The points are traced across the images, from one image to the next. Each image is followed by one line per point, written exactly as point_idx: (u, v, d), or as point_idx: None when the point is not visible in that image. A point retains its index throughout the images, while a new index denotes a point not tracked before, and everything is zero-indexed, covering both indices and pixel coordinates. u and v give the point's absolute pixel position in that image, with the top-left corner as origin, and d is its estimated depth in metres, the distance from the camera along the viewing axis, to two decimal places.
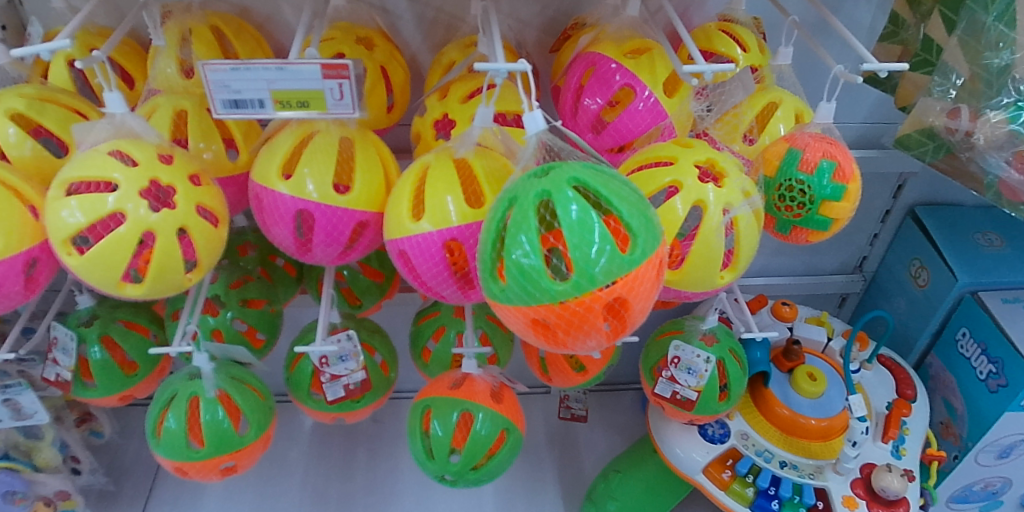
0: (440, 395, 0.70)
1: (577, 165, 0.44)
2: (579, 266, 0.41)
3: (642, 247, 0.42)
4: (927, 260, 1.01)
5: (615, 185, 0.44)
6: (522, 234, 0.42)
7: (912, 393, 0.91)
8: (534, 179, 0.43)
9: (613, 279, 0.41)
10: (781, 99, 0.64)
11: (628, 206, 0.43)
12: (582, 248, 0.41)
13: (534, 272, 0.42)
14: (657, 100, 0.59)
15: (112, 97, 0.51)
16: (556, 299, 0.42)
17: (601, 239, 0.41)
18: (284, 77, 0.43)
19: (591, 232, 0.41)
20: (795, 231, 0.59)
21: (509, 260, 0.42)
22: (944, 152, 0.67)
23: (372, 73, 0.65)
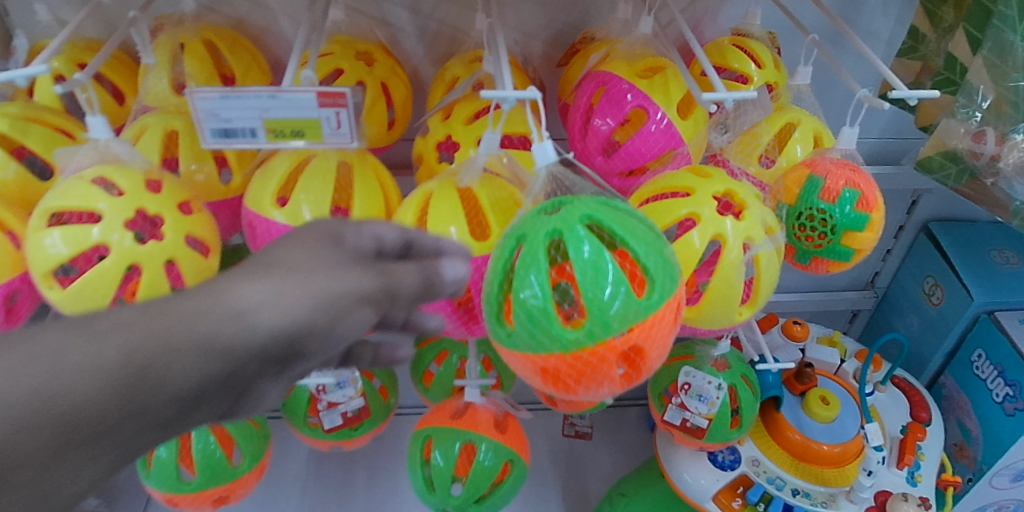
0: (442, 424, 0.67)
1: (590, 201, 0.41)
2: (593, 311, 0.38)
3: (659, 290, 0.39)
4: (941, 278, 0.98)
5: (631, 222, 0.41)
6: (532, 275, 0.39)
7: (927, 416, 0.88)
8: (544, 216, 0.41)
9: (629, 326, 0.38)
10: (800, 120, 0.60)
11: (645, 246, 0.40)
12: (596, 293, 0.38)
13: (544, 318, 0.39)
14: (670, 122, 0.56)
15: (96, 121, 0.48)
16: (568, 348, 0.39)
17: (616, 283, 0.38)
18: (277, 105, 0.40)
19: (606, 275, 0.38)
20: (818, 262, 0.56)
21: (517, 304, 0.40)
22: (968, 176, 0.65)
23: (371, 89, 0.62)
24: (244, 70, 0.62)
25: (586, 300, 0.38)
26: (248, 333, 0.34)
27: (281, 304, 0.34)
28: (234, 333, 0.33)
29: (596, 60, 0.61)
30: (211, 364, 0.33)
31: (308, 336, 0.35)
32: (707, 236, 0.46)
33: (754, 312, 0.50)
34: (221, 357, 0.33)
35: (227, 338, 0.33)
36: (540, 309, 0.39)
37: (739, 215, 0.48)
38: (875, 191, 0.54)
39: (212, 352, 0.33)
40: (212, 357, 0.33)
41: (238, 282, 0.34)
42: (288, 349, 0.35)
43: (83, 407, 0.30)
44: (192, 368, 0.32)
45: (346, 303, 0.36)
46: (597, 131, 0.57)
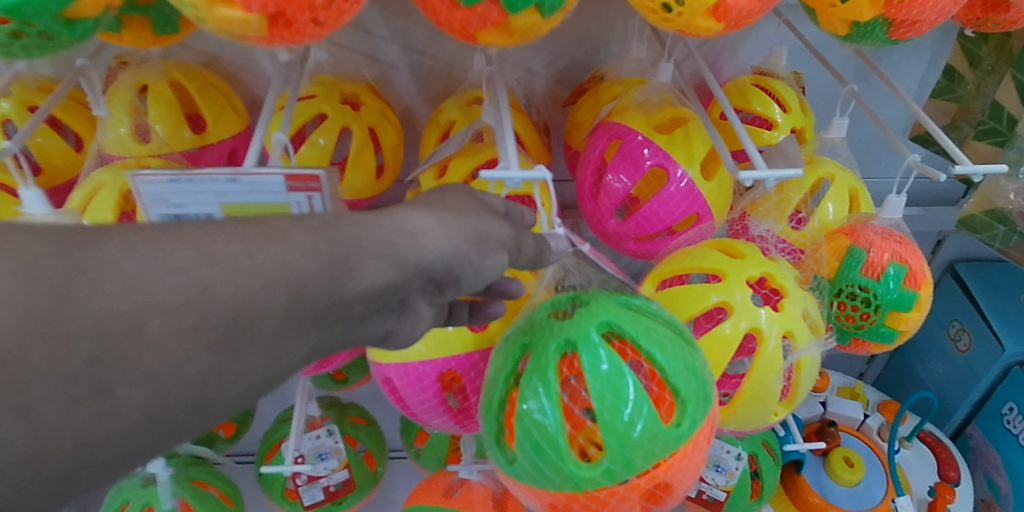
0: (433, 503, 0.59)
1: (607, 310, 0.39)
2: (612, 443, 0.35)
3: (691, 416, 0.37)
4: (968, 322, 0.91)
5: (655, 332, 0.38)
6: (540, 394, 0.37)
7: (955, 475, 0.82)
8: (557, 327, 0.38)
9: (651, 456, 0.36)
10: (834, 176, 0.52)
11: (671, 362, 0.38)
12: (615, 418, 0.35)
13: (555, 443, 0.36)
14: (693, 183, 0.49)
15: (29, 194, 0.44)
16: (580, 478, 0.36)
17: (637, 406, 0.36)
18: (236, 190, 0.35)
19: (625, 396, 0.36)
20: (858, 345, 0.52)
21: (525, 425, 0.37)
22: (1017, 239, 0.59)
23: (359, 137, 0.55)
24: (217, 115, 0.55)
25: (604, 430, 0.35)
26: (420, 253, 0.32)
27: (447, 228, 0.33)
28: (407, 243, 0.31)
29: (608, 109, 0.54)
30: (400, 267, 0.31)
31: (467, 262, 0.33)
32: (741, 329, 0.42)
33: (791, 409, 0.46)
34: (401, 265, 0.31)
35: (404, 246, 0.31)
36: (548, 438, 0.36)
37: (777, 306, 0.44)
38: (923, 267, 0.49)
39: (397, 256, 0.31)
40: (394, 262, 0.31)
41: (410, 210, 0.33)
42: (456, 270, 0.33)
43: (269, 309, 0.27)
44: (381, 267, 0.30)
45: (490, 235, 0.35)
46: (610, 192, 0.51)
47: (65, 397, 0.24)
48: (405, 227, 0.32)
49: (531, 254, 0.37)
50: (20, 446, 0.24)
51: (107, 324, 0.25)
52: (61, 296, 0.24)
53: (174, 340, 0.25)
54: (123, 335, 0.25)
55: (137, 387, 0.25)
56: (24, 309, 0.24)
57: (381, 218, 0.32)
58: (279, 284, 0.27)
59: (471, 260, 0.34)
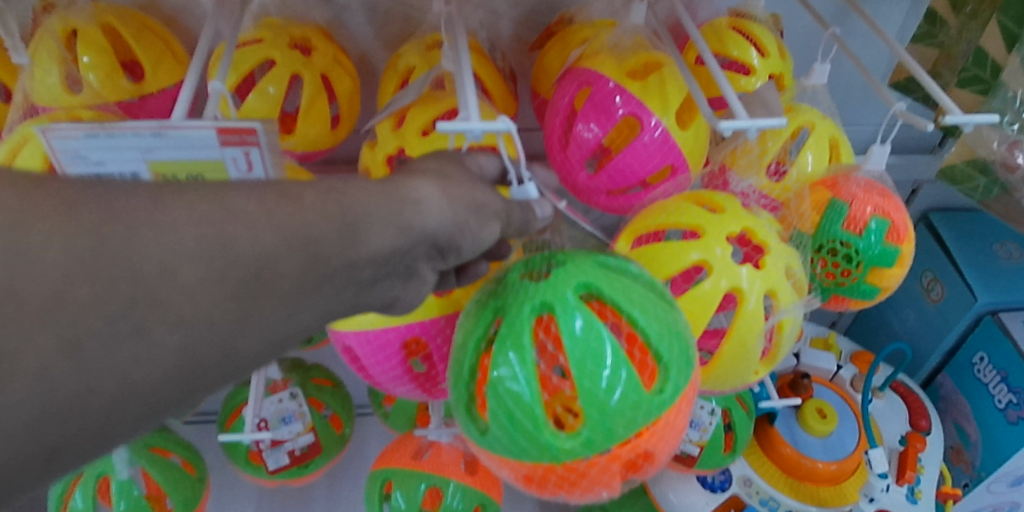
0: (403, 466, 0.58)
1: (588, 270, 0.37)
2: (593, 413, 0.34)
3: (674, 382, 0.36)
4: (941, 273, 0.91)
5: (636, 293, 0.37)
6: (517, 362, 0.35)
7: (926, 425, 0.82)
8: (531, 290, 0.36)
9: (632, 430, 0.34)
10: (814, 124, 0.48)
11: (653, 322, 0.36)
12: (596, 391, 0.34)
13: (529, 418, 0.34)
14: (667, 133, 0.46)
15: None
16: (557, 456, 0.34)
17: (621, 377, 0.34)
18: (165, 146, 0.32)
19: (608, 367, 0.34)
20: (840, 300, 0.50)
21: (497, 399, 0.35)
22: (998, 189, 0.58)
23: (311, 85, 0.51)
24: (154, 63, 0.50)
25: (584, 398, 0.34)
26: (426, 219, 0.32)
27: (446, 195, 0.33)
28: (411, 209, 0.32)
29: (575, 56, 0.50)
30: (405, 235, 0.31)
31: (466, 230, 0.34)
32: (722, 287, 0.40)
33: (770, 369, 0.45)
34: (406, 232, 0.31)
35: (408, 213, 0.31)
36: (526, 409, 0.34)
37: (758, 264, 0.42)
38: (907, 220, 0.47)
39: (402, 222, 0.31)
40: (399, 229, 0.31)
41: (411, 177, 0.33)
42: (455, 237, 0.34)
43: (288, 267, 0.28)
44: (388, 232, 0.31)
45: (484, 199, 0.35)
46: (580, 141, 0.48)
47: (108, 334, 0.25)
48: (407, 193, 0.32)
49: (519, 219, 0.37)
50: (68, 378, 0.25)
51: (143, 270, 0.25)
52: (64, 239, 0.25)
53: (203, 289, 0.26)
54: (158, 280, 0.26)
55: (172, 331, 0.26)
56: (64, 246, 0.24)
57: (383, 186, 0.32)
58: (295, 242, 0.28)
59: (469, 225, 0.34)
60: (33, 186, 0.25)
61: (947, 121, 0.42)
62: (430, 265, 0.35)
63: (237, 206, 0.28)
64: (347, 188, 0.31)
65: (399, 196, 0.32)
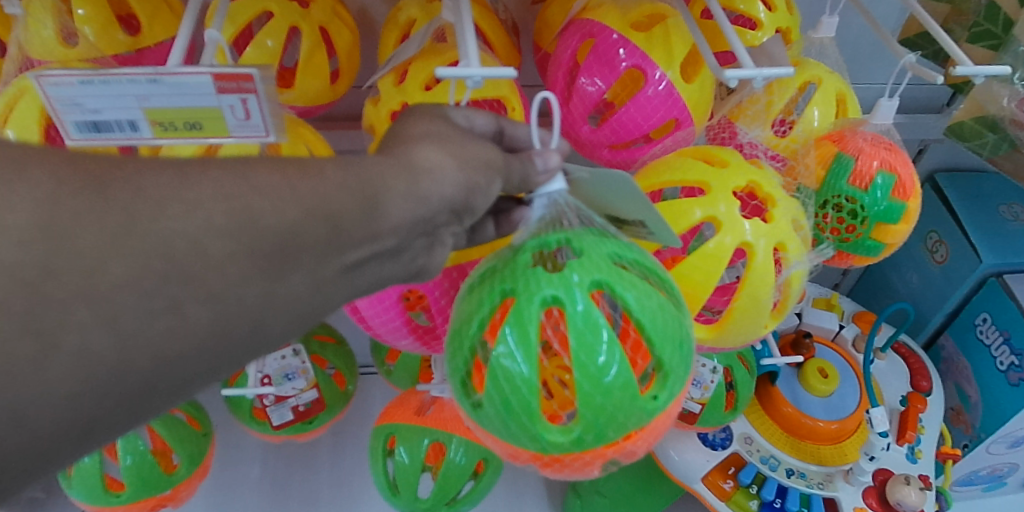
0: (405, 422, 0.58)
1: (601, 262, 0.35)
2: (589, 415, 0.33)
3: (670, 389, 0.35)
4: (946, 234, 0.90)
5: (648, 292, 0.35)
6: (518, 353, 0.34)
7: (927, 385, 0.82)
8: (541, 277, 0.34)
9: (623, 435, 0.34)
10: (821, 78, 0.48)
11: (656, 325, 0.35)
12: (594, 397, 0.33)
13: (523, 409, 0.34)
14: (671, 85, 0.46)
15: None
16: (545, 447, 0.34)
17: (622, 386, 0.33)
18: (160, 93, 0.32)
19: (610, 377, 0.33)
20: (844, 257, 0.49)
21: (493, 384, 0.34)
22: (1009, 145, 0.57)
23: (309, 37, 0.51)
24: (150, 15, 0.49)
25: (582, 400, 0.33)
26: (441, 185, 0.30)
27: (451, 162, 0.30)
28: (424, 180, 0.29)
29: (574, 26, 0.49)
30: (423, 209, 0.29)
31: (477, 193, 0.32)
32: (728, 244, 0.40)
33: (779, 321, 0.45)
34: (425, 203, 0.29)
35: (420, 184, 0.29)
36: (523, 401, 0.33)
37: (766, 217, 0.41)
38: (913, 177, 0.46)
39: (418, 192, 0.29)
40: (417, 198, 0.29)
41: (408, 147, 0.30)
42: (468, 202, 0.31)
43: (314, 238, 0.26)
44: (404, 201, 0.29)
45: (488, 161, 0.32)
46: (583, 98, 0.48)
47: (142, 311, 0.24)
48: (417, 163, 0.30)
49: (520, 177, 0.35)
50: (107, 361, 0.24)
51: (165, 250, 0.24)
52: (87, 219, 0.23)
53: (233, 263, 0.25)
54: (186, 258, 0.24)
55: (203, 306, 0.25)
56: (82, 228, 0.23)
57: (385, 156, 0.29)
58: (320, 215, 0.26)
59: (477, 187, 0.32)
60: (48, 155, 0.23)
61: (957, 73, 0.42)
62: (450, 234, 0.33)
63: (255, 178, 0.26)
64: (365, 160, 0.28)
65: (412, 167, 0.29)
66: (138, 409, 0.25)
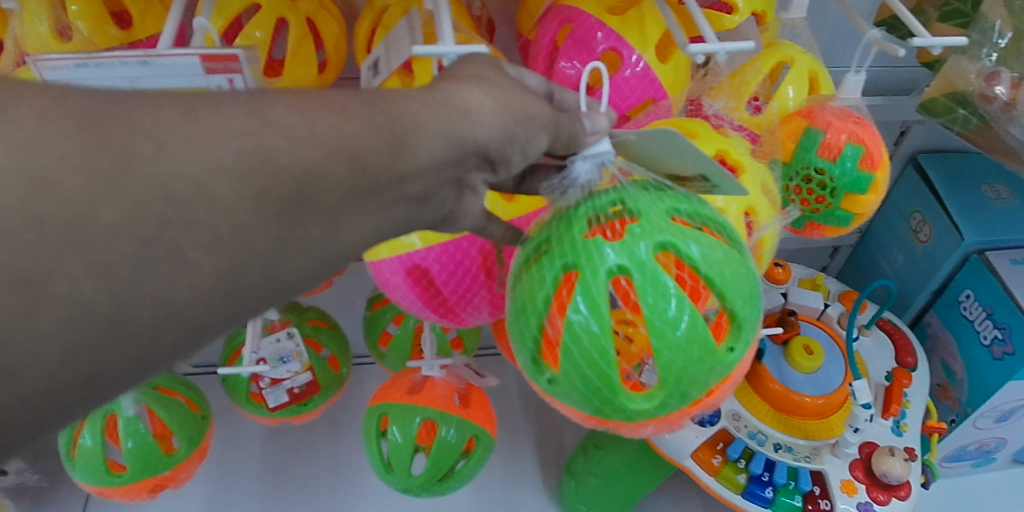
0: (398, 401, 0.60)
1: (662, 225, 0.36)
2: (671, 379, 0.36)
3: (746, 339, 0.37)
4: (928, 213, 0.92)
5: (712, 248, 0.37)
6: (594, 325, 0.35)
7: (912, 361, 0.84)
8: (605, 249, 0.36)
9: (704, 391, 0.36)
10: (794, 59, 0.50)
11: (727, 279, 0.36)
12: (674, 360, 0.35)
13: (605, 382, 0.36)
14: (647, 66, 0.47)
15: None
16: (630, 414, 0.37)
17: (699, 345, 0.35)
18: (153, 74, 0.35)
19: (688, 338, 0.35)
20: (815, 228, 0.51)
21: (571, 361, 0.36)
22: (977, 121, 0.59)
23: (297, 27, 0.52)
24: (142, 10, 0.50)
25: (662, 364, 0.35)
26: (475, 128, 0.32)
27: (495, 106, 0.32)
28: (463, 123, 0.31)
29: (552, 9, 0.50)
30: (456, 149, 0.31)
31: (514, 141, 0.33)
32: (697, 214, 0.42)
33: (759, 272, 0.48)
34: (458, 143, 0.31)
35: (459, 126, 0.31)
36: (603, 375, 0.35)
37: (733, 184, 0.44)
38: (880, 147, 0.47)
39: (457, 133, 0.31)
40: (448, 139, 0.31)
41: (456, 85, 0.32)
42: (505, 151, 0.33)
43: (333, 179, 0.28)
44: (436, 140, 0.31)
45: (536, 114, 0.34)
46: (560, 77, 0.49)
47: (142, 258, 0.25)
48: (460, 103, 0.31)
49: (568, 135, 0.37)
50: (110, 311, 0.24)
51: (175, 192, 0.25)
52: (105, 161, 0.24)
53: (239, 206, 0.26)
54: (192, 201, 0.25)
55: (206, 252, 0.26)
56: (90, 170, 0.24)
57: (430, 94, 0.31)
58: (341, 156, 0.28)
59: (519, 139, 0.33)
60: (59, 109, 0.24)
61: (915, 43, 0.43)
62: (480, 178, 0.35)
63: (266, 118, 0.27)
64: (399, 99, 0.30)
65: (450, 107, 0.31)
66: (147, 360, 0.26)
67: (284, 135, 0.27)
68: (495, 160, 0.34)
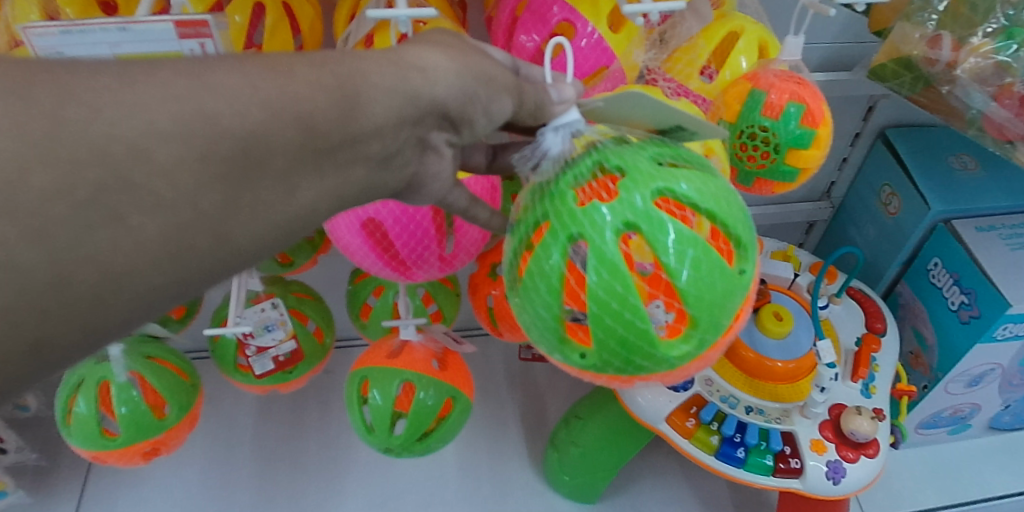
0: (378, 365, 0.63)
1: (658, 177, 0.38)
2: (703, 317, 0.38)
3: (752, 257, 0.40)
4: (898, 186, 0.95)
5: (705, 188, 0.39)
6: (619, 288, 0.37)
7: (881, 327, 0.87)
8: (612, 215, 0.37)
9: (733, 317, 0.39)
10: (744, 28, 0.54)
11: (723, 206, 0.40)
12: (703, 293, 0.38)
13: (644, 338, 0.38)
14: (600, 36, 0.50)
15: None
16: (674, 362, 0.39)
17: (718, 275, 0.38)
18: (130, 39, 0.38)
19: (708, 271, 0.38)
20: (766, 184, 0.54)
21: (609, 327, 0.38)
22: (923, 83, 0.63)
23: (273, 9, 0.55)
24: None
25: (691, 303, 0.38)
26: (432, 86, 0.35)
27: (456, 65, 0.36)
28: (425, 78, 0.34)
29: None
30: (417, 103, 0.34)
31: (475, 101, 0.36)
32: None
33: None
34: (414, 100, 0.34)
35: (421, 81, 0.34)
36: (640, 332, 0.38)
37: None
38: (822, 106, 0.51)
39: (417, 89, 0.34)
40: (402, 97, 0.34)
41: (416, 47, 0.35)
42: (466, 109, 0.36)
43: (282, 140, 0.30)
44: (389, 98, 0.33)
45: (500, 78, 0.38)
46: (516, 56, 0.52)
47: (81, 227, 0.27)
48: (421, 61, 0.35)
49: (534, 104, 0.40)
50: (63, 263, 0.26)
51: (116, 158, 0.27)
52: (58, 124, 0.26)
53: (183, 169, 0.28)
54: (130, 166, 0.27)
55: (150, 215, 0.28)
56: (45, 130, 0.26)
57: (394, 53, 0.34)
58: (289, 117, 0.30)
59: (481, 98, 0.37)
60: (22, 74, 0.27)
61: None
62: (443, 138, 0.38)
63: (213, 82, 0.29)
64: (349, 61, 0.32)
65: (405, 68, 0.34)
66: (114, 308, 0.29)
67: (232, 95, 0.29)
68: (457, 119, 0.37)
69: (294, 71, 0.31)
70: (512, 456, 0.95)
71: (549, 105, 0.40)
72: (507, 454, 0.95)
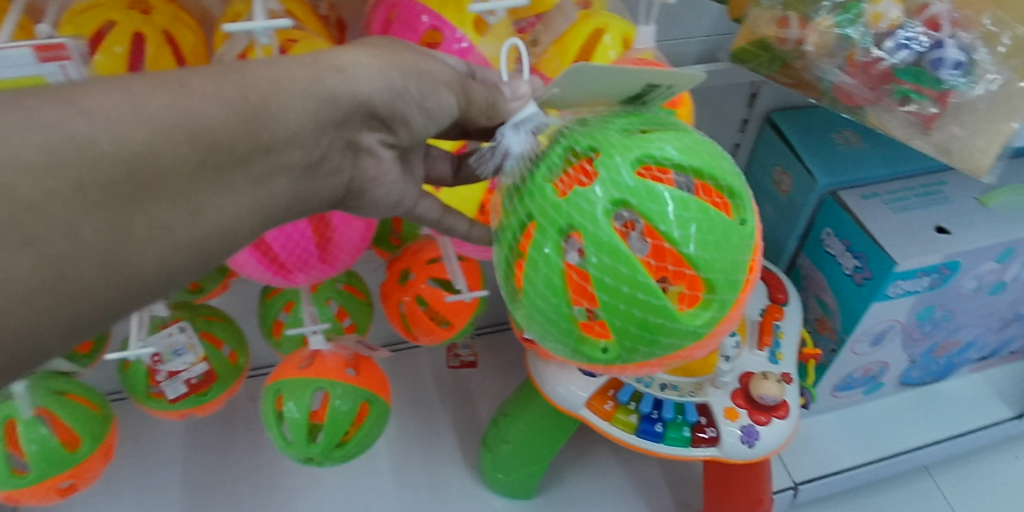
0: (292, 378, 0.67)
1: (654, 152, 0.43)
2: (720, 276, 0.42)
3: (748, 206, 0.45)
4: (788, 165, 1.01)
5: (694, 151, 0.44)
6: (625, 269, 0.41)
7: (783, 297, 0.91)
8: (614, 205, 0.42)
9: (745, 269, 0.44)
10: (606, 25, 0.57)
11: (707, 160, 0.44)
12: (715, 255, 0.42)
13: (673, 316, 0.42)
14: (469, 42, 0.53)
15: None
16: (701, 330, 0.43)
17: (721, 232, 0.42)
18: None
19: (716, 233, 0.42)
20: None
21: (632, 314, 0.42)
22: (778, 63, 0.72)
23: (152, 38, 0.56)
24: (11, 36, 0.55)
25: (706, 266, 0.42)
26: (352, 84, 0.39)
27: (380, 62, 0.41)
28: (352, 79, 0.39)
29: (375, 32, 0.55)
30: (355, 101, 0.39)
31: (405, 93, 0.42)
32: None
33: None
34: (335, 97, 0.38)
35: (351, 82, 0.39)
36: (665, 311, 0.42)
37: None
38: None
39: (341, 90, 0.38)
40: (316, 97, 0.38)
41: (344, 48, 0.40)
42: (392, 101, 0.41)
43: (176, 155, 0.33)
44: (299, 97, 0.37)
45: (441, 77, 0.43)
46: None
47: None
48: (342, 62, 0.39)
49: (482, 102, 0.46)
50: None
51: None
52: None
53: (69, 196, 0.29)
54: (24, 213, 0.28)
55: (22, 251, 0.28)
56: None
57: (317, 56, 0.38)
58: (180, 133, 0.33)
59: (414, 95, 0.42)
60: None
61: None
62: (376, 137, 0.43)
63: (92, 105, 0.31)
64: (241, 73, 0.36)
65: (319, 71, 0.38)
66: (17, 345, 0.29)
67: (126, 112, 0.31)
68: (397, 117, 0.42)
69: (189, 88, 0.33)
70: (445, 459, 0.98)
71: (504, 104, 0.47)
72: (440, 458, 0.98)
